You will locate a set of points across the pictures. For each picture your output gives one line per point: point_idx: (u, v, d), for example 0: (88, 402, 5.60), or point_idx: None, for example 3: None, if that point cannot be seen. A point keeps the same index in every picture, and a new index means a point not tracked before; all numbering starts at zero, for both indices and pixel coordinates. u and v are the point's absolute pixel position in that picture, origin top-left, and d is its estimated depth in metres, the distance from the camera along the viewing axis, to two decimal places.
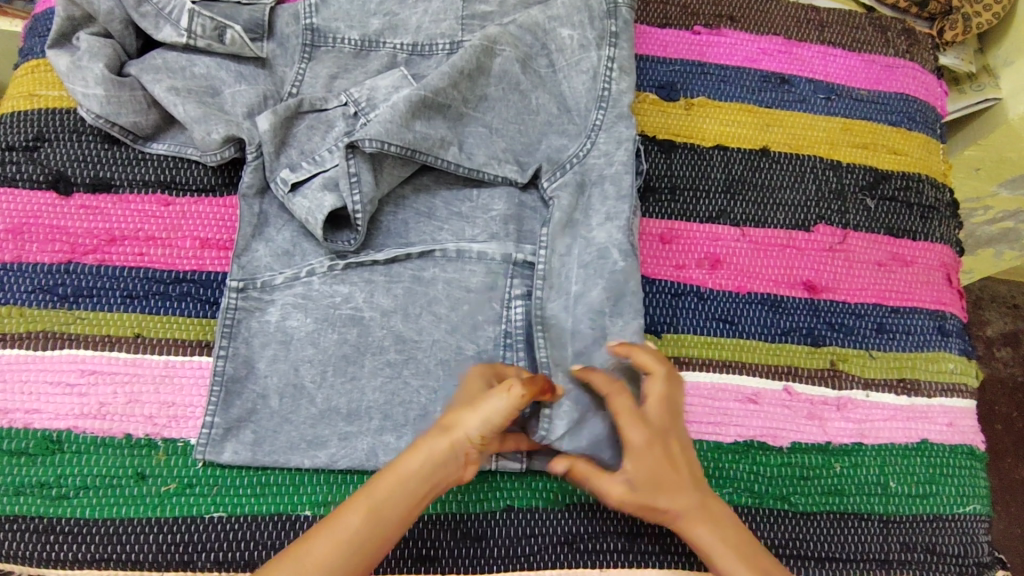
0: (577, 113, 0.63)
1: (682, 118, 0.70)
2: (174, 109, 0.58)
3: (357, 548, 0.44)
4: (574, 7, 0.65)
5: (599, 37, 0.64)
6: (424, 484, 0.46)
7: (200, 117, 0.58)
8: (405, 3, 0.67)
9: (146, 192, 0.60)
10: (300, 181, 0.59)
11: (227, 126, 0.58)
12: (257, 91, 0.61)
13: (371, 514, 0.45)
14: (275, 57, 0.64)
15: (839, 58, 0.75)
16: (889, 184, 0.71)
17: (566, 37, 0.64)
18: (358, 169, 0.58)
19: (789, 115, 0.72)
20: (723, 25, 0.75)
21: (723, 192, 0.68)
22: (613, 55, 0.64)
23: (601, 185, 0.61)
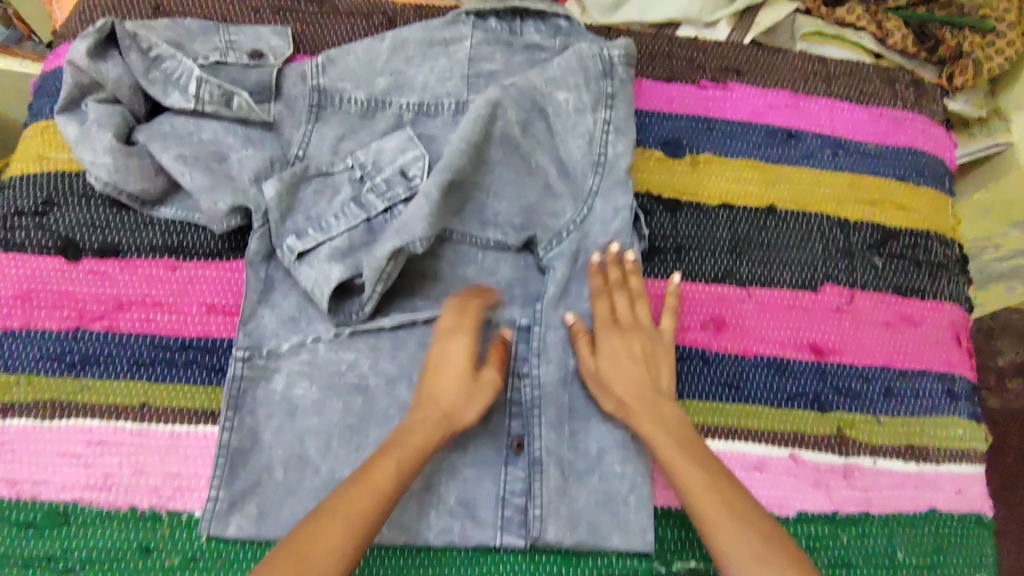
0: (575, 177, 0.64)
1: (689, 175, 0.70)
2: (182, 178, 0.58)
3: (371, 506, 0.48)
4: (574, 69, 0.65)
5: (594, 100, 0.64)
6: (416, 442, 0.52)
7: (209, 186, 0.58)
8: (412, 61, 0.68)
9: (154, 257, 0.60)
10: (307, 249, 0.59)
11: (236, 193, 0.58)
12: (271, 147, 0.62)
13: (380, 473, 0.50)
14: (279, 116, 0.64)
15: (846, 111, 0.75)
16: (897, 242, 0.70)
17: (563, 101, 0.64)
18: (394, 267, 0.57)
19: (796, 172, 0.72)
20: (730, 78, 0.74)
21: (729, 251, 0.67)
22: (609, 118, 0.64)
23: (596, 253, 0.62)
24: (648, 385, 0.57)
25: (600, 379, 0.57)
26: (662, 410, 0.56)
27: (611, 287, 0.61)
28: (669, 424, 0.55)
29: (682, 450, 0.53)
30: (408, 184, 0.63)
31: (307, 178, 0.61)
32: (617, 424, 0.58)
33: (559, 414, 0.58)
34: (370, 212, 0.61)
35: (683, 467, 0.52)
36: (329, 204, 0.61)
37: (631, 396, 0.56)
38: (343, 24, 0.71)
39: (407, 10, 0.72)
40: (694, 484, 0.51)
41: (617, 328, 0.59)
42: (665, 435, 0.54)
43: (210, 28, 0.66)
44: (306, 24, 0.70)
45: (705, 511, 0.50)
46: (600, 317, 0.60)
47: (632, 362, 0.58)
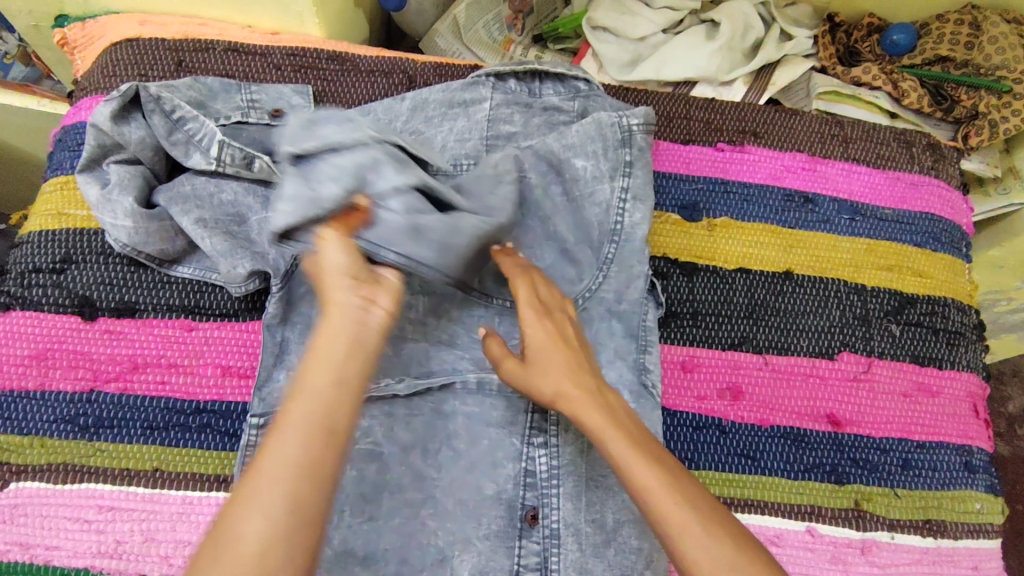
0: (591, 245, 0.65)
1: (705, 239, 0.70)
2: (201, 243, 0.58)
3: (322, 423, 0.40)
4: (592, 137, 0.66)
5: (612, 168, 0.66)
6: (344, 352, 0.42)
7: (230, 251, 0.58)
8: (431, 122, 0.68)
9: (171, 317, 0.60)
10: (303, 156, 0.54)
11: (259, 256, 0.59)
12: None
13: (324, 377, 0.41)
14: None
15: (864, 175, 0.75)
16: (914, 309, 0.70)
17: (580, 168, 0.66)
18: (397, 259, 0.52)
19: (813, 236, 0.71)
20: (747, 141, 0.75)
21: (745, 317, 0.67)
22: (625, 185, 0.65)
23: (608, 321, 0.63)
24: (585, 373, 0.53)
25: (526, 381, 0.53)
26: (605, 402, 0.51)
27: (537, 293, 0.56)
28: (611, 410, 0.51)
29: (633, 448, 0.48)
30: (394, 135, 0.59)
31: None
32: None
33: (577, 486, 0.57)
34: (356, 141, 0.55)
35: (622, 448, 0.48)
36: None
37: (566, 388, 0.52)
38: (364, 82, 0.71)
39: (428, 69, 0.73)
40: (639, 465, 0.47)
41: (545, 311, 0.55)
42: (609, 422, 0.50)
43: (232, 86, 0.66)
44: (326, 81, 0.71)
45: (653, 491, 0.46)
46: (525, 298, 0.56)
47: (563, 347, 0.54)
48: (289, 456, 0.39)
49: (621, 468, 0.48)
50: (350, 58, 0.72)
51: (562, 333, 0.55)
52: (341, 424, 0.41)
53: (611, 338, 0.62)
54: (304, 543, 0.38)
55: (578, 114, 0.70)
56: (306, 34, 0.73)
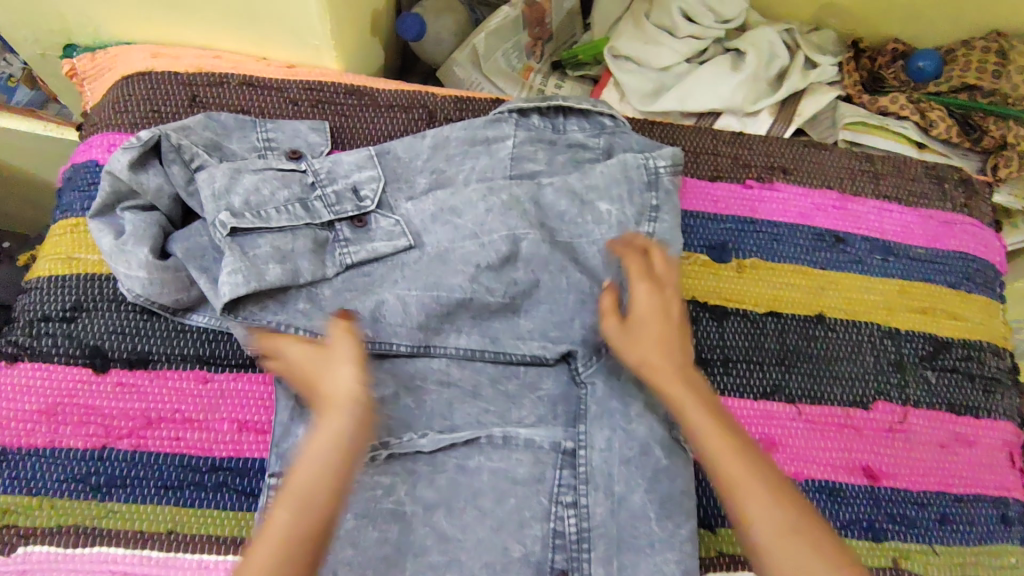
0: (613, 290, 0.62)
1: (735, 282, 0.68)
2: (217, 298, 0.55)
3: (317, 508, 0.45)
4: (618, 179, 0.64)
5: (637, 213, 0.64)
6: (334, 418, 0.48)
7: (238, 283, 0.54)
8: (453, 159, 0.66)
9: (184, 368, 0.58)
10: (281, 255, 0.57)
11: (276, 305, 0.57)
12: (303, 244, 0.58)
13: (321, 458, 0.46)
14: (321, 204, 0.60)
15: (895, 213, 0.73)
16: (949, 354, 0.68)
17: (604, 211, 0.63)
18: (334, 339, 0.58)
19: (845, 278, 0.69)
20: (776, 177, 0.73)
21: (777, 364, 0.65)
22: (651, 231, 0.63)
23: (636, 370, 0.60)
24: (677, 348, 0.55)
25: (619, 347, 0.56)
26: (696, 383, 0.54)
27: (647, 270, 0.58)
28: (698, 388, 0.53)
29: (719, 430, 0.50)
30: (358, 203, 0.62)
31: (349, 289, 0.59)
32: (669, 557, 0.54)
33: (608, 549, 0.55)
34: (314, 218, 0.59)
35: (705, 422, 0.50)
36: (369, 312, 0.59)
37: (656, 359, 0.54)
38: (383, 117, 0.69)
39: (448, 103, 0.71)
40: (719, 442, 0.49)
41: (651, 280, 0.58)
42: (693, 397, 0.52)
43: (247, 123, 0.64)
44: (345, 116, 0.68)
45: (728, 464, 0.48)
46: (632, 268, 0.58)
47: (666, 319, 0.56)
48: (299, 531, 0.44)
49: (700, 443, 0.50)
50: (368, 92, 0.70)
51: (669, 306, 0.57)
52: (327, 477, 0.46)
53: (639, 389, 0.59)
54: (303, 555, 0.43)
55: (603, 152, 0.68)
56: (323, 67, 0.71)
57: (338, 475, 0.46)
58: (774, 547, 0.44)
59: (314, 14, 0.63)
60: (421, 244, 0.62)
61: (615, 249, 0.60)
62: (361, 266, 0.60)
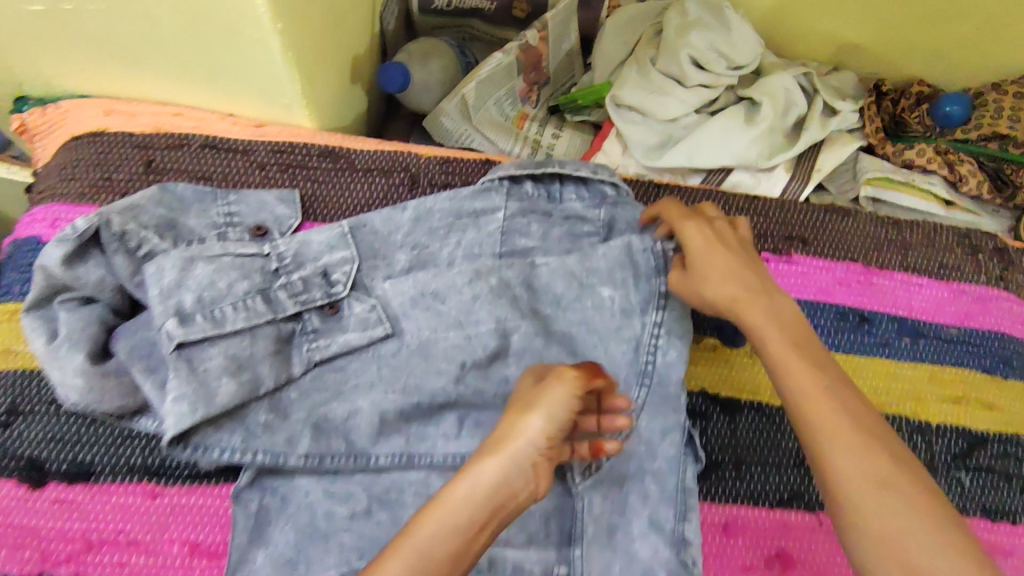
0: (617, 386, 0.55)
1: (750, 369, 0.61)
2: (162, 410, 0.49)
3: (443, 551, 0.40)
4: (622, 263, 0.57)
5: (644, 301, 0.57)
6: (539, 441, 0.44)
7: (183, 414, 0.47)
8: (436, 233, 0.59)
9: (131, 480, 0.52)
10: (236, 360, 0.51)
11: (234, 417, 0.51)
12: (264, 345, 0.52)
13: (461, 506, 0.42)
14: (285, 293, 0.54)
15: (925, 288, 0.66)
16: (984, 451, 0.62)
17: (606, 298, 0.57)
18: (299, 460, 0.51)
19: (870, 364, 0.63)
20: (794, 248, 0.66)
21: (795, 466, 0.59)
22: (660, 321, 0.56)
23: (642, 480, 0.53)
24: (750, 275, 0.52)
25: (691, 293, 0.53)
26: (776, 308, 0.51)
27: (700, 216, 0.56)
28: (780, 310, 0.50)
29: (813, 376, 0.46)
30: (328, 288, 0.56)
31: (318, 390, 0.53)
32: None
33: None
34: (278, 311, 0.53)
35: (795, 362, 0.48)
36: (341, 415, 0.53)
37: (733, 289, 0.51)
38: (360, 182, 0.62)
39: (431, 165, 0.64)
40: (823, 405, 0.45)
41: (698, 217, 0.55)
42: (778, 334, 0.49)
43: (206, 195, 0.57)
44: (317, 183, 0.62)
45: (815, 407, 0.45)
46: (673, 214, 0.56)
47: (726, 249, 0.53)
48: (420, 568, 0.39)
49: (785, 376, 0.47)
50: (344, 153, 0.63)
51: (730, 245, 0.54)
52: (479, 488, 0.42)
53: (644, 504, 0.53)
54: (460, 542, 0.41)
55: (604, 225, 0.61)
56: (295, 125, 0.64)
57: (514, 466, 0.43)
58: (869, 495, 0.41)
59: (282, 75, 0.56)
60: (400, 332, 0.56)
61: (656, 209, 0.58)
62: (333, 361, 0.54)
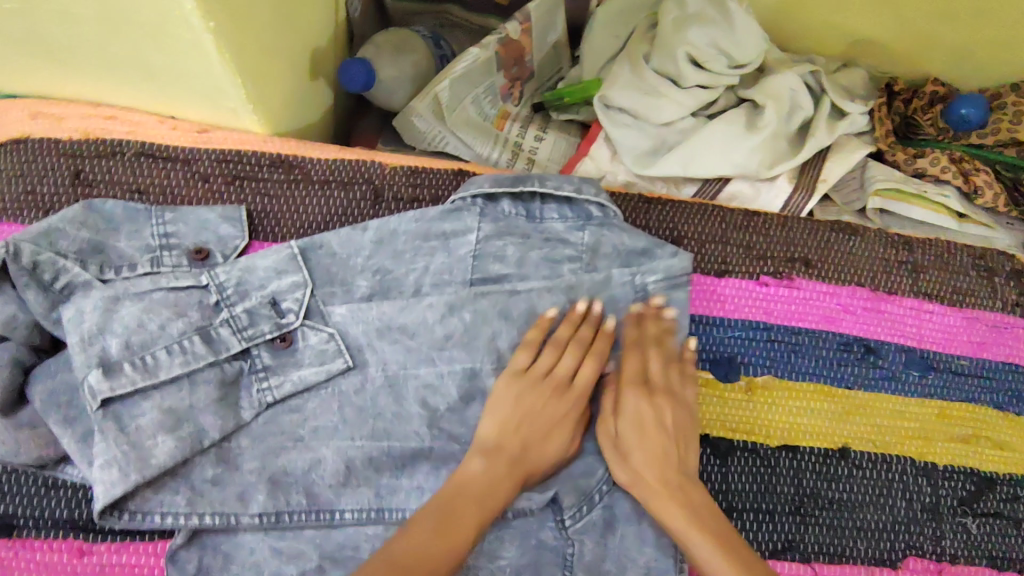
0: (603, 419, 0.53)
1: (744, 407, 0.56)
2: (86, 467, 0.44)
3: None
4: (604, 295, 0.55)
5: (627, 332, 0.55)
6: (517, 445, 0.49)
7: (114, 483, 0.42)
8: (402, 257, 0.54)
9: (55, 536, 0.46)
10: (172, 411, 0.45)
11: (178, 474, 0.46)
12: (205, 393, 0.46)
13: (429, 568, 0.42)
14: (229, 329, 0.48)
15: (936, 316, 0.61)
16: (993, 495, 0.57)
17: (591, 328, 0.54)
18: (256, 521, 0.47)
19: (875, 400, 0.58)
20: (797, 272, 0.60)
21: (790, 512, 0.54)
22: None
23: (637, 523, 0.51)
24: (673, 433, 0.51)
25: (618, 446, 0.51)
26: (690, 478, 0.50)
27: (648, 339, 0.53)
28: (701, 513, 0.48)
29: (713, 541, 0.46)
30: (277, 320, 0.50)
31: (273, 435, 0.48)
32: None
33: None
34: (219, 351, 0.47)
35: (710, 549, 0.46)
36: (301, 467, 0.48)
37: (658, 474, 0.49)
38: (317, 196, 0.56)
39: (399, 177, 0.58)
40: (723, 569, 0.45)
41: (646, 389, 0.52)
42: (674, 500, 0.48)
43: (139, 212, 0.51)
44: (268, 197, 0.55)
45: (708, 570, 0.45)
46: (630, 371, 0.53)
47: (657, 429, 0.51)
48: None
49: (679, 534, 0.47)
50: (299, 163, 0.57)
51: (653, 398, 0.52)
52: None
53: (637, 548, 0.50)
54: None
55: (588, 248, 0.56)
56: (243, 130, 0.57)
57: (460, 556, 0.44)
58: None
59: (223, 77, 0.49)
60: (362, 364, 0.51)
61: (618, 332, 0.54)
62: (289, 400, 0.49)
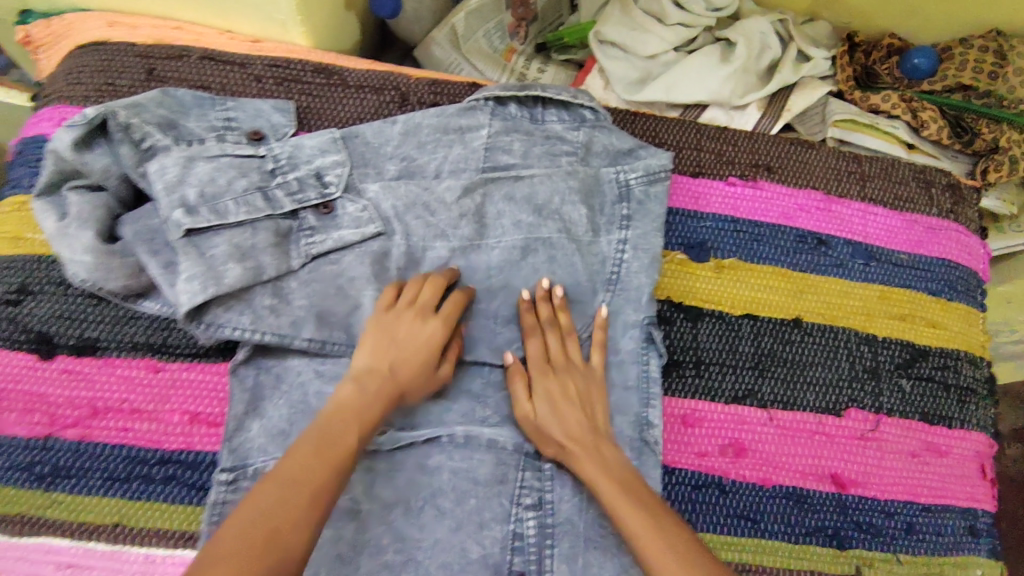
0: (584, 293, 0.61)
1: (712, 282, 0.66)
2: (168, 288, 0.53)
3: (279, 534, 0.40)
4: (594, 190, 0.63)
5: (609, 222, 0.63)
6: (384, 362, 0.52)
7: (195, 291, 0.52)
8: (424, 148, 0.63)
9: (134, 356, 0.56)
10: (240, 249, 0.54)
11: (241, 299, 0.55)
12: (265, 237, 0.56)
13: (304, 488, 0.43)
14: (282, 192, 0.58)
15: (880, 217, 0.71)
16: (926, 363, 0.67)
17: (576, 216, 0.62)
18: (306, 346, 0.56)
19: (825, 282, 0.68)
20: (760, 176, 0.71)
21: (750, 368, 0.64)
22: (623, 238, 0.62)
23: (609, 369, 0.60)
24: (583, 407, 0.56)
25: (535, 424, 0.55)
26: (593, 404, 0.56)
27: (543, 324, 0.59)
28: (610, 466, 0.52)
29: (597, 455, 0.53)
30: (321, 189, 0.59)
31: (318, 280, 0.57)
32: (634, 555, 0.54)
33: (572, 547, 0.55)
34: (274, 208, 0.57)
35: (612, 493, 0.50)
36: (338, 311, 0.57)
37: (563, 399, 0.55)
38: (352, 98, 0.66)
39: (421, 86, 0.68)
40: (605, 480, 0.51)
41: (550, 367, 0.57)
42: (571, 411, 0.55)
43: (206, 101, 0.61)
44: (312, 96, 0.65)
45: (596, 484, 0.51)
46: (535, 364, 0.57)
47: (553, 371, 0.57)
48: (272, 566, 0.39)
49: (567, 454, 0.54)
50: (337, 70, 0.67)
51: (560, 366, 0.57)
52: (287, 538, 0.40)
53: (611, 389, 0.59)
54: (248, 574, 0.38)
55: (582, 146, 0.65)
56: (290, 43, 0.67)
57: (335, 479, 0.45)
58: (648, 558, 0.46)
59: None
60: (389, 232, 0.60)
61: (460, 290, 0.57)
62: (329, 255, 0.58)
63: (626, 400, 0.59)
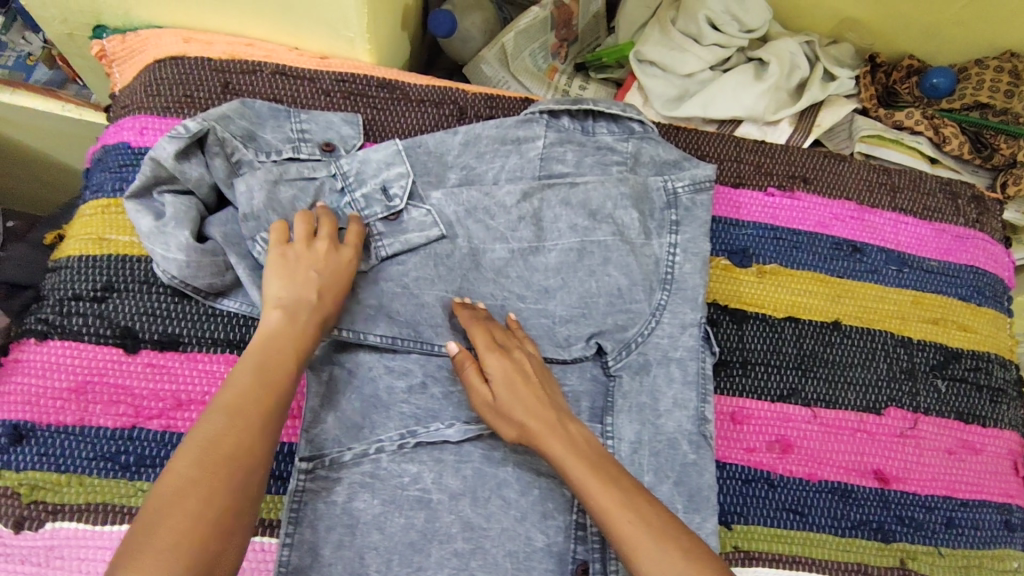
0: (641, 291, 0.64)
1: (755, 286, 0.69)
2: (250, 291, 0.57)
3: (237, 463, 0.43)
4: (642, 196, 0.67)
5: (659, 227, 0.66)
6: (312, 290, 0.53)
7: None
8: (483, 157, 0.67)
9: (216, 352, 0.59)
10: None
11: None
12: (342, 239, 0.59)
13: (249, 417, 0.45)
14: (350, 208, 0.62)
15: (910, 226, 0.75)
16: (959, 364, 0.70)
17: (627, 220, 0.65)
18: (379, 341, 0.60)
19: (861, 287, 0.71)
20: (797, 186, 0.74)
21: (794, 368, 0.67)
22: (674, 243, 0.66)
23: (667, 366, 0.62)
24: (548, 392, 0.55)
25: (498, 411, 0.54)
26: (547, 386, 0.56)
27: (478, 317, 0.59)
28: (578, 442, 0.51)
29: (564, 433, 0.52)
30: (387, 203, 0.63)
31: (384, 281, 0.61)
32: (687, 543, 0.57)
33: None
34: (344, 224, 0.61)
35: (585, 474, 0.49)
36: (407, 310, 0.61)
37: (518, 386, 0.54)
38: (414, 111, 0.70)
39: (478, 101, 0.72)
40: (578, 462, 0.50)
41: (502, 350, 0.56)
42: (530, 394, 0.54)
43: (281, 113, 0.64)
44: (376, 109, 0.69)
45: (566, 466, 0.50)
46: (481, 344, 0.56)
47: (505, 353, 0.56)
48: (227, 498, 0.41)
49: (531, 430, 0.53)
50: (400, 86, 0.71)
51: (516, 359, 0.56)
52: (244, 454, 0.43)
53: (670, 387, 0.62)
54: (210, 492, 0.41)
55: (632, 156, 0.69)
56: (355, 60, 0.72)
57: (276, 410, 0.47)
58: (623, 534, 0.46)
59: (351, 8, 0.63)
60: (452, 236, 0.63)
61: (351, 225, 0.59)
62: (397, 257, 0.62)
63: (684, 395, 0.62)
